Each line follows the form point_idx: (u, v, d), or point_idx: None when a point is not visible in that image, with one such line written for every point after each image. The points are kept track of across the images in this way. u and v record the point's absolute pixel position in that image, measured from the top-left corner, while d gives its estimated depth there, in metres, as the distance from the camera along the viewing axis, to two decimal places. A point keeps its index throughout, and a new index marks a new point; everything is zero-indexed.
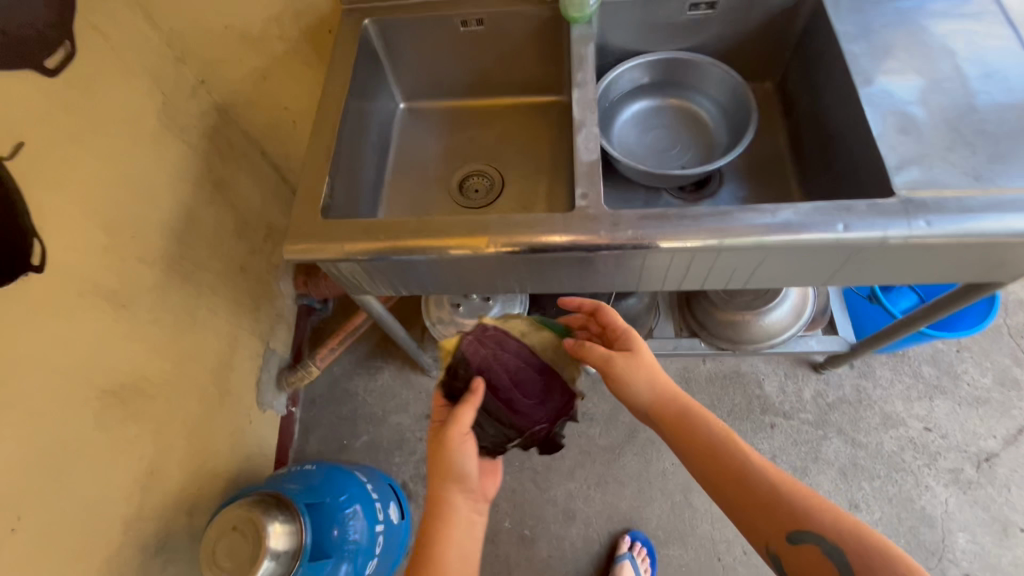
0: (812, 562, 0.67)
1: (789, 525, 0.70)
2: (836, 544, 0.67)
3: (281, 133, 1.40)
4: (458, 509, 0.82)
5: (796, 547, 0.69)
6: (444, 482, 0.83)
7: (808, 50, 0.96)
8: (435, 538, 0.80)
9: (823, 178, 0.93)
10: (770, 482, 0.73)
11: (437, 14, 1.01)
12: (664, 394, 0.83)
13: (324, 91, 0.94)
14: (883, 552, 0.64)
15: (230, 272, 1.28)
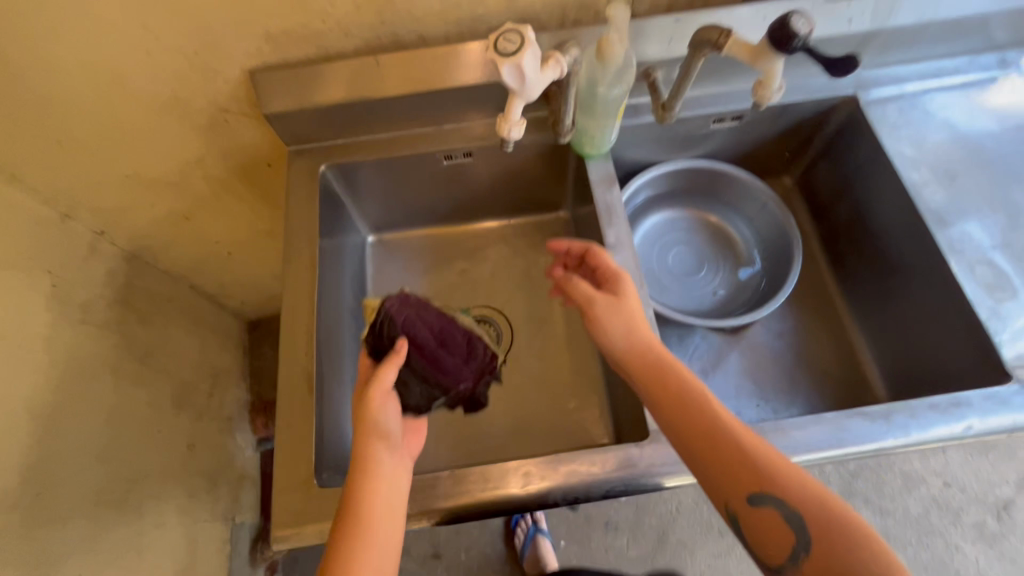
0: (776, 532, 0.54)
1: (754, 487, 0.55)
2: (800, 514, 0.53)
3: (214, 266, 1.13)
4: (384, 505, 0.58)
5: (759, 515, 0.55)
6: (365, 442, 0.59)
7: (842, 159, 0.86)
8: (337, 568, 0.54)
9: (879, 304, 0.84)
10: (756, 456, 0.56)
11: (415, 151, 0.80)
12: (636, 346, 0.64)
13: (286, 276, 0.72)
14: (860, 549, 0.50)
15: (175, 459, 1.02)
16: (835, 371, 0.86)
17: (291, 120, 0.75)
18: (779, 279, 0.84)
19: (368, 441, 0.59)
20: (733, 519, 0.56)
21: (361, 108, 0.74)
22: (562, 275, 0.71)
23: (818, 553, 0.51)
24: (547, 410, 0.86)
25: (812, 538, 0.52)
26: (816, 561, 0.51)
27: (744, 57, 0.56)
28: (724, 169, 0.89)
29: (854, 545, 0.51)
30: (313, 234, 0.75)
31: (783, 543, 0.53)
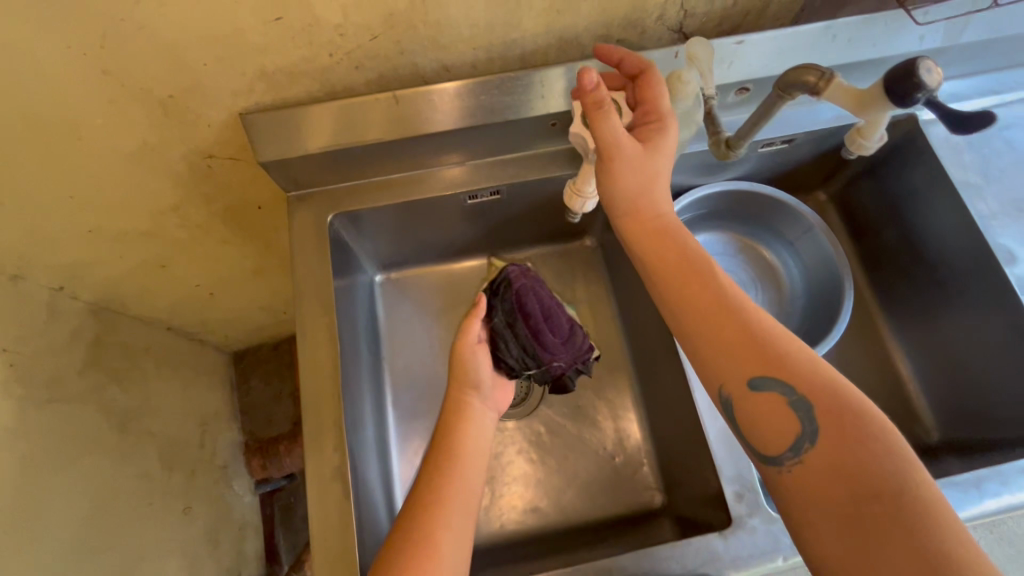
0: (777, 418, 0.47)
1: (758, 368, 0.48)
2: (809, 402, 0.46)
3: (194, 307, 1.01)
4: (474, 447, 0.61)
5: (763, 401, 0.48)
6: (459, 390, 0.65)
7: (888, 181, 0.81)
8: (424, 494, 0.55)
9: (932, 333, 0.80)
10: (771, 338, 0.49)
11: (434, 194, 0.71)
12: (643, 204, 0.55)
13: (301, 352, 0.62)
14: (875, 441, 0.43)
15: (173, 528, 0.92)
16: (882, 403, 0.83)
17: (291, 166, 0.64)
18: (823, 322, 0.78)
19: (462, 396, 0.64)
20: (726, 404, 0.50)
21: (374, 150, 0.64)
22: (593, 95, 0.52)
23: (826, 440, 0.45)
24: (588, 464, 0.80)
25: (819, 423, 0.45)
26: (820, 454, 0.44)
27: (847, 105, 0.49)
28: (769, 194, 0.82)
29: (871, 446, 0.43)
30: (327, 297, 0.65)
31: (783, 432, 0.46)
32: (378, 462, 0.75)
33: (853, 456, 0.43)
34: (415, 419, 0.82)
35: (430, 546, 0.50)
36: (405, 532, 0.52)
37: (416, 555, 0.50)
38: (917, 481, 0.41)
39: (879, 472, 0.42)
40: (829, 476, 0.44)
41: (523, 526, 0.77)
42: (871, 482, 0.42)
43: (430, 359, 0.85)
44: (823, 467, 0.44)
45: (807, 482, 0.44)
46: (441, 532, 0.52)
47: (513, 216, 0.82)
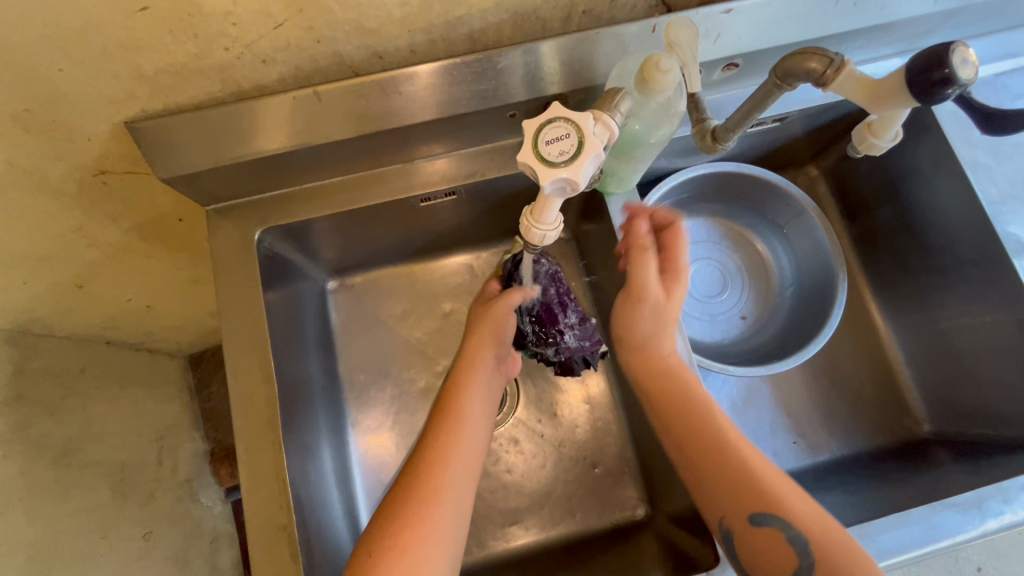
0: (774, 553, 0.48)
1: (755, 503, 0.49)
2: (806, 537, 0.47)
3: (133, 320, 0.91)
4: (478, 406, 0.58)
5: (760, 534, 0.49)
6: (472, 340, 0.62)
7: (887, 157, 0.74)
8: (424, 453, 0.53)
9: (928, 320, 0.75)
10: (766, 473, 0.50)
11: (380, 199, 0.61)
12: (653, 347, 0.58)
13: (233, 396, 0.54)
14: (863, 573, 0.45)
15: (133, 558, 0.86)
16: (872, 395, 0.79)
17: (202, 178, 0.55)
18: (814, 315, 0.73)
19: (475, 345, 0.62)
20: (727, 538, 0.51)
21: (299, 156, 0.55)
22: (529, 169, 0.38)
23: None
24: (567, 476, 0.75)
25: (814, 563, 0.46)
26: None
27: (858, 96, 0.44)
28: (758, 174, 0.74)
29: (842, 561, 0.45)
30: (260, 329, 0.57)
31: (780, 565, 0.48)
32: (339, 494, 0.69)
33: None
34: (379, 439, 0.76)
35: (432, 500, 0.49)
36: (405, 489, 0.50)
37: (417, 506, 0.48)
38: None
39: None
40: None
41: (499, 550, 0.71)
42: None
43: (392, 372, 0.78)
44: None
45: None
46: (444, 492, 0.50)
47: (477, 214, 0.73)
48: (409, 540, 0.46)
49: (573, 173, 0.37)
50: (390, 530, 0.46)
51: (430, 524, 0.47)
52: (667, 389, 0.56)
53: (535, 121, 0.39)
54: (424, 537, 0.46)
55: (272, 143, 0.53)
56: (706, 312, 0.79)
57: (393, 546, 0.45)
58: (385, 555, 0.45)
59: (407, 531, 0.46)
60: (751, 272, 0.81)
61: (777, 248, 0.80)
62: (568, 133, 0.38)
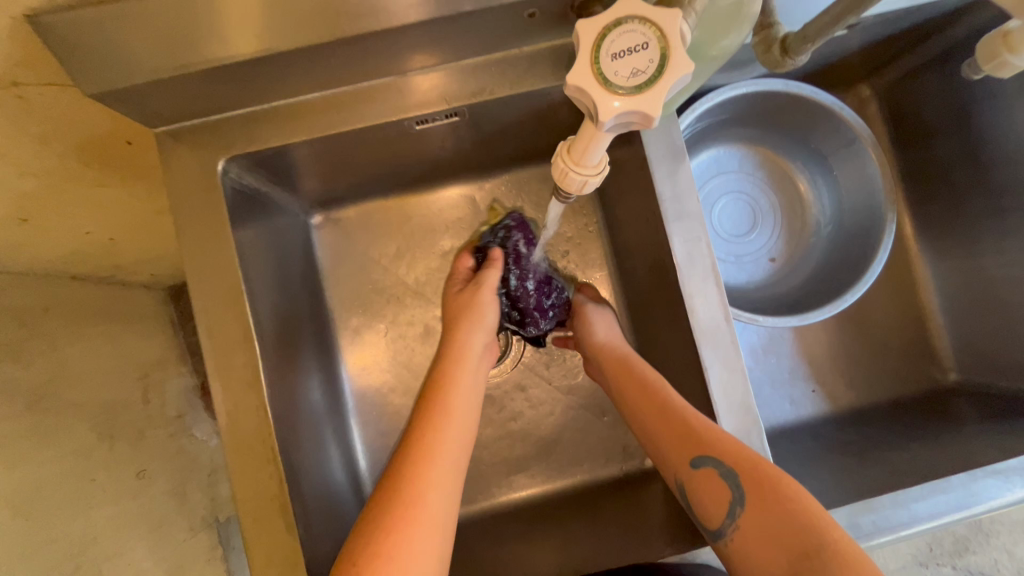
0: (713, 492, 0.47)
1: (691, 448, 0.49)
2: (736, 472, 0.46)
3: (98, 254, 0.82)
4: (469, 399, 0.55)
5: (701, 478, 0.48)
6: (458, 329, 0.60)
7: (964, 76, 0.63)
8: (410, 453, 0.49)
9: (976, 265, 0.69)
10: (699, 417, 0.50)
11: (368, 122, 0.51)
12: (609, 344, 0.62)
13: (207, 354, 0.47)
14: (788, 501, 0.44)
15: (126, 497, 0.84)
16: (900, 342, 0.74)
17: (142, 93, 0.44)
18: (853, 259, 0.66)
19: (462, 334, 0.60)
20: (680, 491, 0.50)
21: (265, 66, 0.45)
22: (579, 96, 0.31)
23: (755, 508, 0.45)
24: (575, 425, 0.71)
25: (747, 493, 0.46)
26: (752, 519, 0.45)
27: None
28: (807, 96, 0.63)
29: (786, 505, 0.44)
30: (233, 278, 0.49)
31: (719, 503, 0.47)
32: (336, 445, 0.65)
33: (777, 517, 0.44)
34: (374, 386, 0.71)
35: (416, 504, 0.45)
36: (389, 493, 0.46)
37: (403, 513, 0.44)
38: (833, 529, 0.42)
39: (802, 530, 0.43)
40: (765, 544, 0.44)
41: (503, 498, 0.69)
42: (798, 543, 0.42)
43: (387, 316, 0.71)
44: (758, 534, 0.44)
45: (752, 548, 0.44)
46: (427, 491, 0.46)
47: (482, 139, 0.63)
48: (396, 546, 0.42)
49: (653, 104, 0.29)
50: (375, 535, 0.43)
51: (417, 529, 0.44)
52: (700, 351, 0.50)
53: (601, 23, 0.29)
54: (410, 541, 0.43)
55: (227, 49, 0.42)
56: (733, 253, 0.72)
57: (381, 552, 0.42)
58: (369, 565, 0.41)
59: (392, 536, 0.43)
60: (786, 212, 0.73)
61: (818, 181, 0.72)
62: (644, 43, 0.29)
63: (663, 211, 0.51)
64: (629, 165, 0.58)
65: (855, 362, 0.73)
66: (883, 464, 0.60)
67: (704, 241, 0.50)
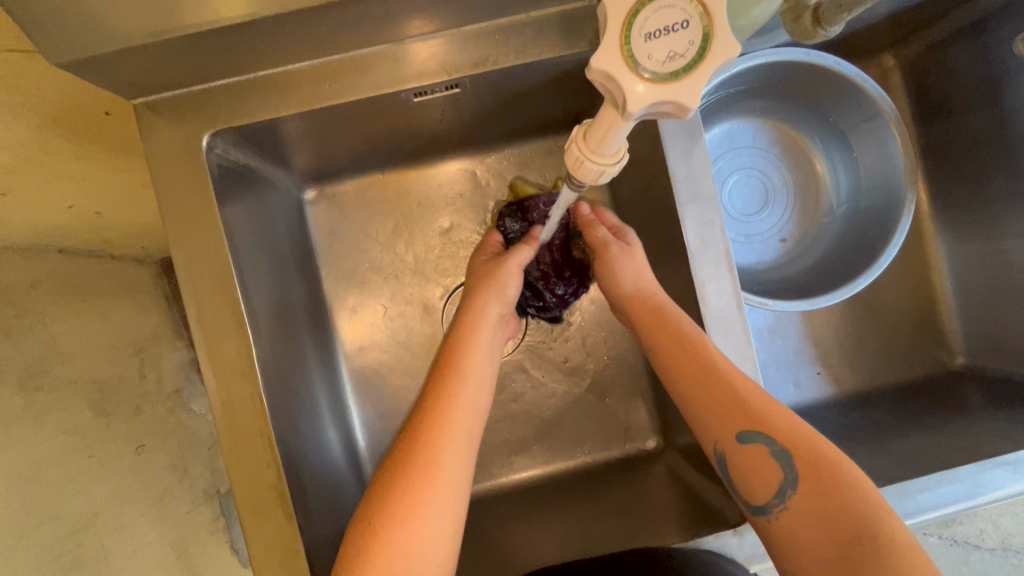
0: (762, 470, 0.44)
1: (745, 421, 0.45)
2: (789, 452, 0.43)
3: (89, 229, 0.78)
4: (483, 366, 0.52)
5: (750, 453, 0.45)
6: (475, 294, 0.55)
7: (996, 45, 0.61)
8: (426, 414, 0.47)
9: (995, 246, 0.67)
10: (750, 387, 0.46)
11: (363, 93, 0.48)
12: (644, 292, 0.53)
13: (199, 340, 0.46)
14: (848, 485, 0.41)
15: (126, 472, 0.84)
16: (908, 325, 0.72)
17: (115, 64, 0.41)
18: (868, 240, 0.64)
19: (479, 299, 0.54)
20: (720, 462, 0.46)
21: (251, 34, 0.41)
22: (599, 77, 0.30)
23: (808, 488, 0.42)
24: (577, 406, 0.70)
25: (801, 475, 0.42)
26: (803, 500, 0.41)
27: None
28: (830, 66, 0.59)
29: (845, 491, 0.40)
30: (223, 261, 0.47)
31: (769, 483, 0.43)
32: (336, 427, 0.64)
33: (833, 497, 0.40)
34: (372, 366, 0.69)
35: (431, 465, 0.44)
36: (404, 453, 0.45)
37: (418, 474, 0.43)
38: (892, 519, 0.39)
39: (858, 515, 0.39)
40: (817, 526, 0.40)
41: (504, 479, 0.69)
42: (851, 527, 0.39)
43: (385, 296, 0.69)
44: (806, 513, 0.41)
45: (797, 528, 0.41)
46: (443, 453, 0.45)
47: (485, 112, 0.59)
48: (410, 507, 0.42)
49: (693, 94, 0.29)
50: (389, 497, 0.42)
51: (431, 491, 0.43)
52: (710, 340, 0.49)
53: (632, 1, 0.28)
54: (424, 503, 0.42)
55: (205, 14, 0.38)
56: (743, 232, 0.69)
57: (394, 514, 0.41)
58: (383, 528, 0.41)
59: (407, 497, 0.42)
60: (801, 189, 0.70)
61: (834, 157, 0.69)
62: (685, 22, 0.28)
63: (676, 193, 0.48)
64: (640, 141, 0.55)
65: (862, 344, 0.72)
66: (888, 450, 0.60)
67: (718, 225, 0.48)
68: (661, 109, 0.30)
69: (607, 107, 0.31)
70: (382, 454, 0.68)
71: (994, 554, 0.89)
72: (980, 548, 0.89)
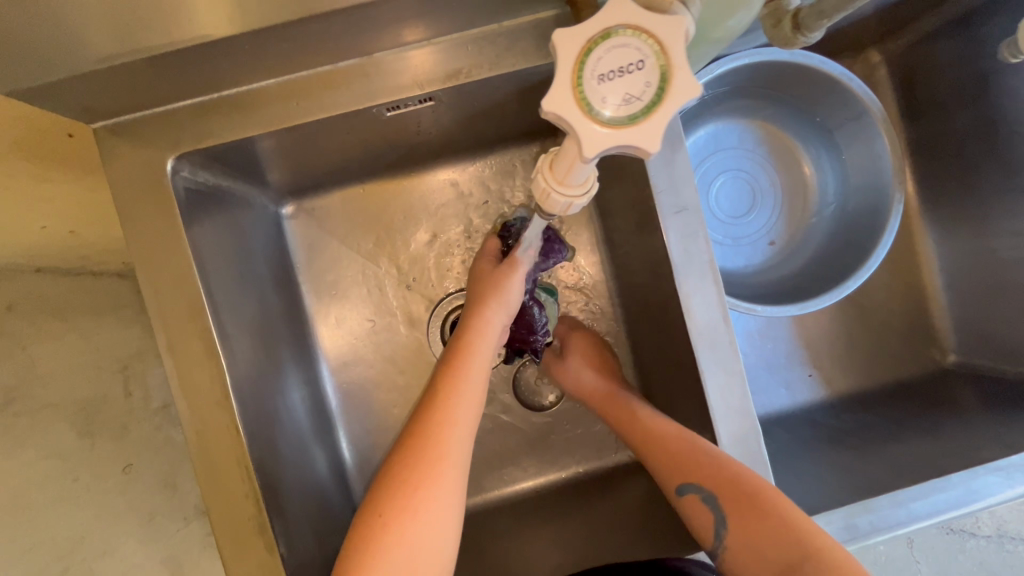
0: (700, 517, 0.50)
1: (677, 478, 0.51)
2: (715, 497, 0.49)
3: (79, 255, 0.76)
4: (483, 367, 0.49)
5: (689, 503, 0.51)
6: (482, 305, 0.50)
7: (978, 43, 0.60)
8: (431, 411, 0.46)
9: (983, 243, 0.66)
10: (705, 443, 0.50)
11: (333, 111, 0.46)
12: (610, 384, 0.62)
13: (170, 370, 0.45)
14: (771, 517, 0.47)
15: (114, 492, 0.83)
16: (899, 323, 0.72)
17: (68, 91, 0.39)
18: (856, 243, 0.63)
19: (485, 311, 0.50)
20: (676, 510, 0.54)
21: (211, 56, 0.40)
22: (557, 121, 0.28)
23: (738, 526, 0.48)
24: (567, 416, 0.69)
25: (729, 514, 0.48)
26: (736, 536, 0.48)
27: None
28: (815, 65, 0.58)
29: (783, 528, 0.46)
30: (194, 289, 0.45)
31: (704, 528, 0.50)
32: (322, 446, 0.62)
33: (761, 535, 0.47)
34: (357, 382, 0.68)
35: (438, 464, 0.44)
36: (412, 450, 0.45)
37: (425, 472, 0.44)
38: (818, 539, 0.45)
39: (785, 543, 0.46)
40: (746, 557, 0.48)
41: (496, 491, 0.67)
42: (783, 557, 0.46)
43: (368, 310, 0.68)
44: (741, 549, 0.48)
45: (738, 562, 0.48)
46: (448, 451, 0.45)
47: (463, 122, 0.58)
48: (418, 502, 0.43)
49: (654, 136, 0.27)
50: (397, 493, 0.43)
51: (439, 485, 0.44)
52: (697, 354, 0.47)
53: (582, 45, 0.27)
54: (432, 499, 0.43)
55: (166, 36, 0.36)
56: (730, 235, 0.68)
57: (404, 508, 0.43)
58: (393, 520, 0.42)
59: (415, 493, 0.43)
60: (789, 192, 0.69)
61: (822, 158, 0.68)
62: (640, 63, 0.27)
63: (658, 204, 0.47)
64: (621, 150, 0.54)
65: (854, 345, 0.71)
66: (880, 455, 0.59)
67: (701, 236, 0.47)
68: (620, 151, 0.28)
69: (568, 144, 0.30)
70: (371, 472, 0.67)
71: (992, 543, 0.90)
72: (976, 535, 0.90)
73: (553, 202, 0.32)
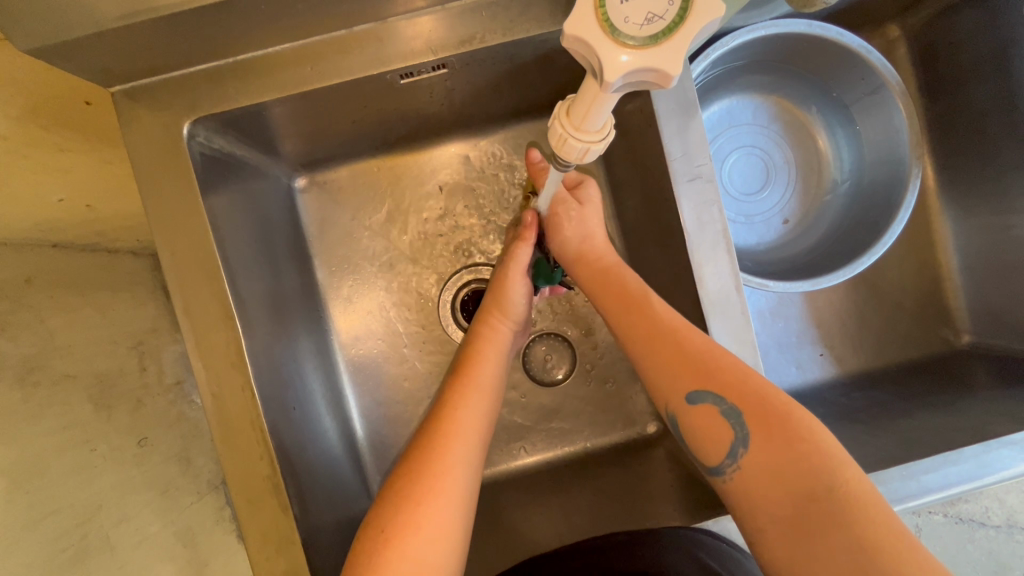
0: (715, 430, 0.45)
1: (691, 382, 0.46)
2: (738, 409, 0.44)
3: (99, 229, 0.76)
4: (494, 375, 0.53)
5: (699, 413, 0.46)
6: (486, 315, 0.55)
7: (996, 17, 0.59)
8: (436, 428, 0.47)
9: (999, 221, 0.65)
10: (700, 345, 0.47)
11: (346, 77, 0.46)
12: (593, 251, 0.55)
13: (189, 330, 0.46)
14: (802, 442, 0.42)
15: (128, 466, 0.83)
16: (913, 303, 0.71)
17: (90, 49, 0.40)
18: (871, 220, 0.62)
19: (492, 319, 0.55)
20: (672, 423, 0.48)
21: (227, 15, 0.40)
22: (574, 45, 0.28)
23: (761, 446, 0.43)
24: (576, 392, 0.69)
25: (751, 431, 0.43)
26: (757, 458, 0.43)
27: None
28: (832, 37, 0.57)
29: (798, 446, 0.42)
30: (210, 253, 0.46)
31: (719, 442, 0.44)
32: (333, 417, 0.62)
33: (784, 457, 0.42)
34: (366, 356, 0.68)
35: (442, 477, 0.44)
36: (417, 464, 0.45)
37: (429, 485, 0.43)
38: (845, 467, 0.40)
39: (810, 468, 0.41)
40: (766, 480, 0.42)
41: (504, 464, 0.67)
42: (792, 475, 0.41)
43: (380, 283, 0.68)
44: (762, 471, 0.42)
45: (753, 486, 0.42)
46: (452, 465, 0.45)
47: (477, 93, 0.58)
48: (422, 513, 0.42)
49: (670, 60, 0.26)
50: (403, 506, 0.42)
51: (443, 498, 0.43)
52: (708, 321, 0.49)
53: None
54: (437, 509, 0.42)
55: None
56: (742, 213, 0.68)
57: (408, 523, 0.42)
58: (398, 533, 0.41)
59: (418, 507, 0.42)
60: (803, 168, 0.68)
61: (837, 134, 0.67)
62: None
63: (672, 172, 0.47)
64: (635, 120, 0.54)
65: (867, 325, 0.70)
66: (890, 431, 0.59)
67: (715, 205, 0.47)
68: (639, 78, 0.28)
69: (590, 79, 0.29)
70: (381, 445, 0.67)
71: (1000, 532, 0.88)
72: (985, 525, 0.88)
73: (571, 145, 0.32)
